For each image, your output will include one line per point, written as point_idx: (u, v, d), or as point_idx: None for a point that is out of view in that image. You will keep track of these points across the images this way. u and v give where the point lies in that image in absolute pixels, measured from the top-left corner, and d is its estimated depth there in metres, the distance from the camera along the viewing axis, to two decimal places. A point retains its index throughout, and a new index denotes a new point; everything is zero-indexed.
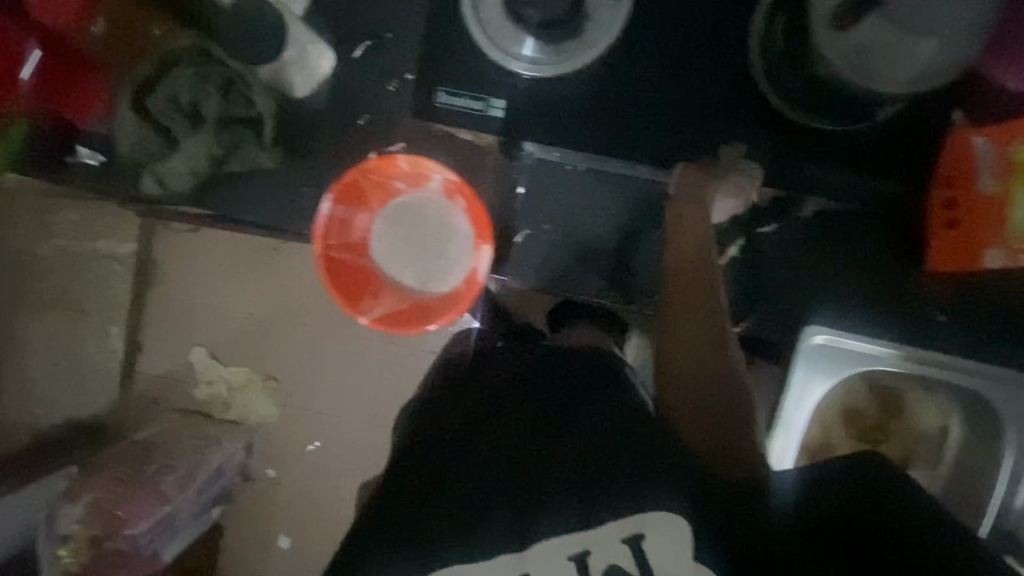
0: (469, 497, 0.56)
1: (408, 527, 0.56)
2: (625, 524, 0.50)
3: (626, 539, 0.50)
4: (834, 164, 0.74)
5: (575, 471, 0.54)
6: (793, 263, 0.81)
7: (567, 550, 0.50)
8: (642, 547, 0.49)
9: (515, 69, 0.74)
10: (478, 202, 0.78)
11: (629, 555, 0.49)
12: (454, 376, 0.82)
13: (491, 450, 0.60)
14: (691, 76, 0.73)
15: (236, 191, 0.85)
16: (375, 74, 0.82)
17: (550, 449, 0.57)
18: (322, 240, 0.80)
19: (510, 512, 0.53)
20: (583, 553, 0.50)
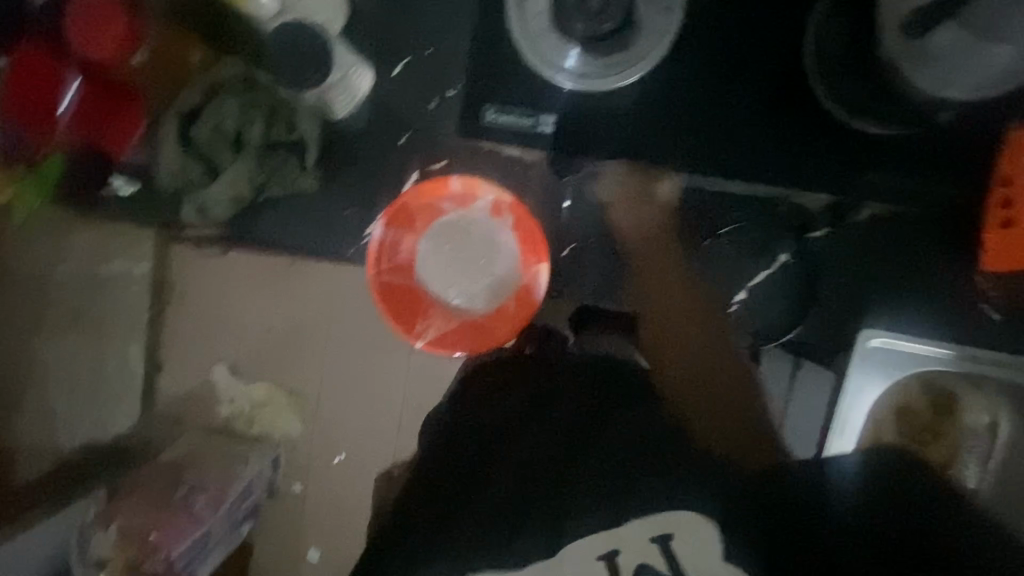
0: (507, 511, 0.63)
1: (452, 545, 0.62)
2: (653, 524, 0.58)
3: (656, 537, 0.57)
4: (893, 168, 0.73)
5: (598, 481, 0.62)
6: (846, 266, 0.80)
7: (600, 549, 0.57)
8: (670, 545, 0.56)
9: (560, 83, 0.73)
10: (531, 220, 0.78)
11: (660, 553, 0.56)
12: (466, 388, 0.89)
13: (519, 469, 0.67)
14: (742, 83, 0.72)
15: (272, 215, 0.84)
16: (415, 91, 0.80)
17: (577, 462, 0.65)
18: (373, 264, 0.80)
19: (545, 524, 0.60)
20: (614, 551, 0.57)
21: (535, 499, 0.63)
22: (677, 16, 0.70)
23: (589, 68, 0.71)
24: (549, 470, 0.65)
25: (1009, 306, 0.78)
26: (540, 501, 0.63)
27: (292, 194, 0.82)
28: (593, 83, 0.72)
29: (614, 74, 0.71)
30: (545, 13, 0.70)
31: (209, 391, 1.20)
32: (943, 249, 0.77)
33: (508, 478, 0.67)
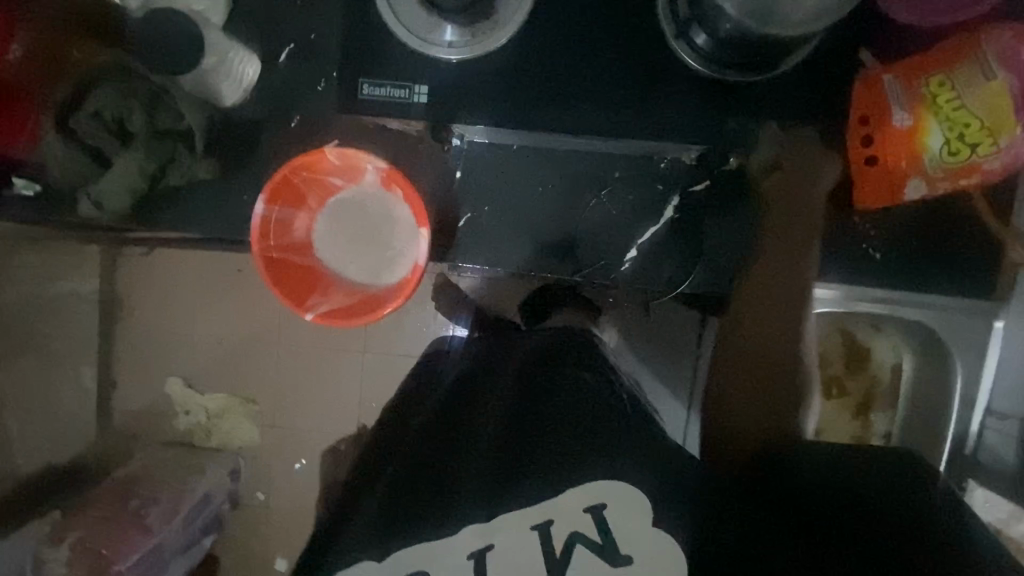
0: (431, 491, 0.61)
1: (412, 533, 0.57)
2: (587, 494, 0.56)
3: (588, 509, 0.55)
4: (761, 113, 0.75)
5: (519, 460, 0.60)
6: (735, 214, 0.80)
7: (533, 520, 0.55)
8: (604, 515, 0.54)
9: (437, 55, 0.76)
10: (411, 188, 0.77)
11: (590, 522, 0.54)
12: (432, 380, 0.90)
13: (481, 441, 0.64)
14: (606, 44, 0.75)
15: (177, 206, 0.84)
16: (301, 75, 0.83)
17: (502, 441, 0.63)
18: (261, 240, 0.79)
19: (491, 488, 0.58)
20: (548, 522, 0.55)
21: (460, 478, 0.60)
22: None
23: (456, 37, 0.74)
24: (475, 446, 0.64)
25: (884, 240, 0.83)
26: (467, 483, 0.59)
27: (192, 184, 0.83)
28: (463, 53, 0.75)
29: (485, 40, 0.75)
30: None
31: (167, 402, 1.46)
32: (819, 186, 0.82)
33: (437, 462, 0.64)
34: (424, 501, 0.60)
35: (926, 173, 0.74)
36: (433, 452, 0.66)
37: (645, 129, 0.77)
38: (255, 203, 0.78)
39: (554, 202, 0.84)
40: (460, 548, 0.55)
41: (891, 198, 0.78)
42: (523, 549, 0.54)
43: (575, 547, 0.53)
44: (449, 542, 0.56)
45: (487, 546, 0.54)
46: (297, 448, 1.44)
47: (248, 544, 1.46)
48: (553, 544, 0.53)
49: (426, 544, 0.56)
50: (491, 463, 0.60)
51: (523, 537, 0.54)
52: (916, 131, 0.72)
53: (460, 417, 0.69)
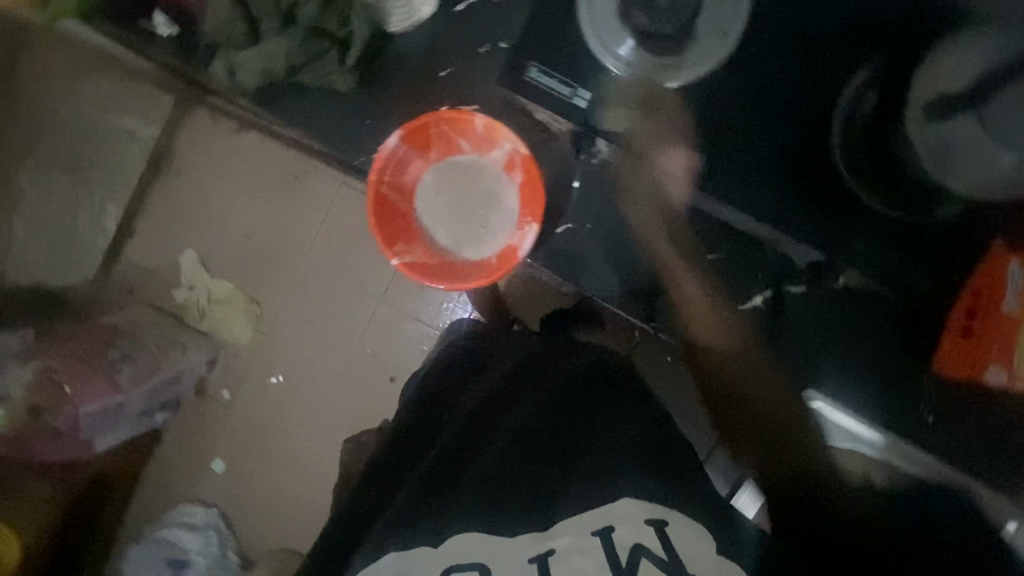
0: (479, 486, 0.65)
1: (463, 516, 0.62)
2: (647, 508, 0.59)
3: (651, 521, 0.58)
4: (879, 244, 0.77)
5: (568, 457, 0.66)
6: (803, 327, 0.85)
7: (594, 526, 0.58)
8: (665, 530, 0.58)
9: (608, 66, 0.77)
10: (539, 179, 0.79)
11: (653, 537, 0.57)
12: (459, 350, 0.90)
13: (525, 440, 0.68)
14: (768, 123, 0.77)
15: (299, 99, 0.85)
16: (471, 31, 0.82)
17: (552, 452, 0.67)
18: (379, 172, 0.78)
19: (545, 487, 0.63)
20: (608, 528, 0.58)
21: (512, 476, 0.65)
22: (732, 43, 0.74)
23: (626, 54, 0.75)
24: (521, 454, 0.67)
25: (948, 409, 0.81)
26: (522, 481, 0.64)
27: (324, 89, 0.84)
28: (617, 69, 0.76)
29: (659, 73, 0.76)
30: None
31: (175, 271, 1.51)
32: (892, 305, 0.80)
33: (481, 464, 0.68)
34: (478, 493, 0.64)
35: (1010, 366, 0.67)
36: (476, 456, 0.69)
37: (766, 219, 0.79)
38: (389, 135, 0.78)
39: (653, 247, 0.85)
40: (524, 548, 0.58)
41: (974, 371, 0.73)
42: (587, 553, 0.56)
43: (641, 558, 0.55)
44: (513, 540, 0.59)
45: (550, 551, 0.57)
46: (278, 362, 1.52)
47: (196, 430, 1.55)
48: (618, 553, 0.55)
49: (482, 535, 0.60)
50: (539, 465, 0.65)
51: (587, 543, 0.57)
52: (1014, 321, 0.66)
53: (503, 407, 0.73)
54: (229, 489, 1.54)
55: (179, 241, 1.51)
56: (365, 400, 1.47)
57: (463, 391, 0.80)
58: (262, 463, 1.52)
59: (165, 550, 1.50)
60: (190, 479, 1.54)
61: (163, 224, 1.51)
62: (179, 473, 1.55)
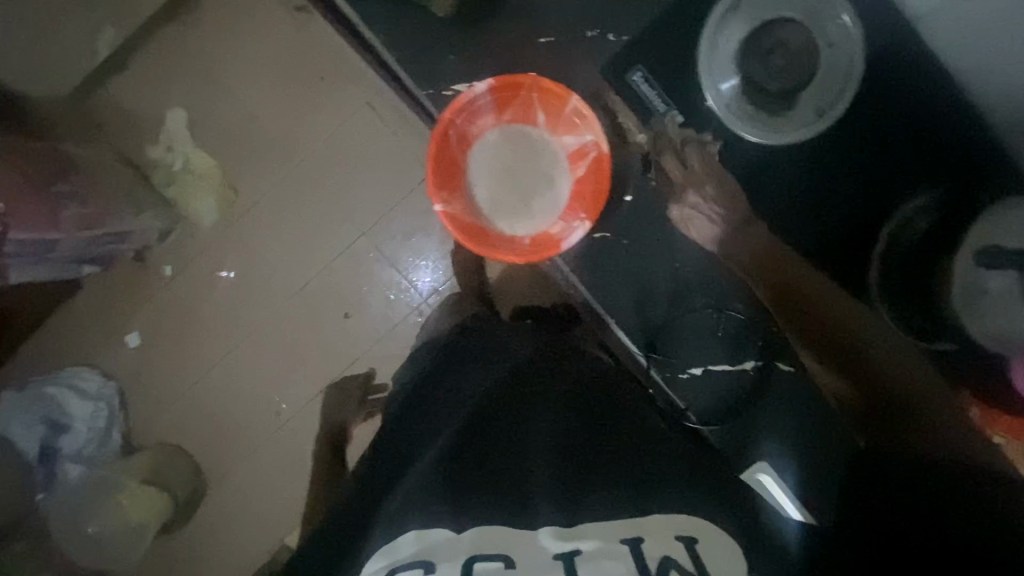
0: (491, 471, 0.68)
1: (485, 502, 0.64)
2: (680, 526, 0.59)
3: (683, 537, 0.58)
4: None
5: (578, 450, 0.69)
6: (780, 413, 0.87)
7: (623, 534, 0.58)
8: (695, 547, 0.57)
9: (707, 95, 0.79)
10: (603, 176, 0.80)
11: (683, 552, 0.56)
12: (477, 338, 0.91)
13: (539, 436, 0.72)
14: (819, 208, 0.83)
15: (380, 5, 0.82)
16: (585, 11, 0.81)
17: (559, 445, 0.70)
18: (455, 111, 0.78)
19: (562, 485, 0.65)
20: (638, 539, 0.58)
21: (525, 464, 0.68)
22: (828, 122, 0.76)
23: (726, 92, 0.78)
24: (525, 443, 0.71)
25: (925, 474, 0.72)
26: (541, 474, 0.66)
27: (419, 7, 0.81)
28: (714, 101, 0.79)
29: (743, 121, 0.78)
30: (736, 40, 0.78)
31: (156, 125, 1.40)
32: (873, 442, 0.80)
33: (485, 448, 0.71)
34: (501, 489, 0.65)
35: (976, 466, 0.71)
36: (478, 441, 0.72)
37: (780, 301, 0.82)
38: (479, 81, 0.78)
39: (673, 280, 0.87)
40: (548, 548, 0.58)
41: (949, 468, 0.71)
42: (618, 559, 0.55)
43: (670, 569, 0.54)
44: (531, 536, 0.60)
45: (575, 551, 0.57)
46: (227, 257, 1.41)
47: (116, 297, 1.43)
48: (648, 562, 0.55)
49: (504, 529, 0.61)
50: (558, 464, 0.68)
51: (614, 545, 0.57)
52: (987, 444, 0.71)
53: (514, 403, 0.77)
54: (134, 367, 1.43)
55: (176, 97, 1.39)
56: (314, 327, 1.41)
57: (480, 375, 0.83)
58: (178, 355, 1.43)
59: (46, 410, 1.34)
60: (92, 344, 1.42)
61: (166, 74, 1.39)
62: (85, 333, 1.43)
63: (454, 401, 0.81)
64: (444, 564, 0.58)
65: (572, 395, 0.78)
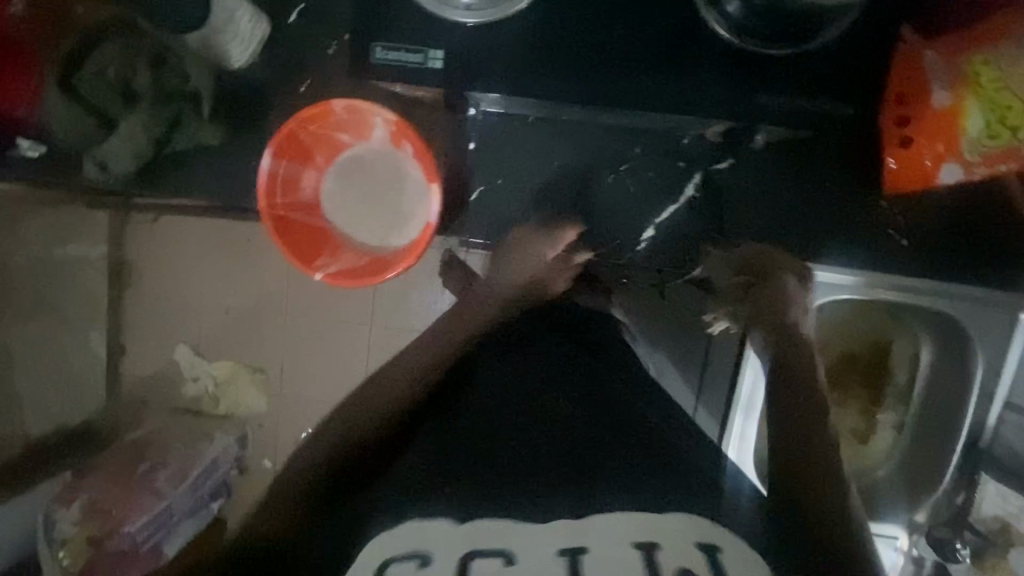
0: (500, 478, 0.59)
1: (502, 510, 0.54)
2: (697, 532, 0.48)
3: (701, 546, 0.46)
4: (799, 90, 0.71)
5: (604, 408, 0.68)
6: (746, 198, 0.82)
7: (636, 537, 0.47)
8: (718, 558, 0.45)
9: (454, 18, 0.71)
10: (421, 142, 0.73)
11: (701, 557, 0.45)
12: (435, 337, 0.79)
13: (541, 407, 0.67)
14: (637, 8, 0.71)
15: (182, 173, 0.83)
16: (311, 40, 0.80)
17: (575, 419, 0.65)
18: (267, 199, 0.75)
19: (578, 489, 0.56)
20: (654, 545, 0.46)
21: (533, 460, 0.61)
22: None
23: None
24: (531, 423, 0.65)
25: (912, 218, 0.81)
26: (553, 473, 0.58)
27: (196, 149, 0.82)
28: (463, 16, 0.71)
29: (504, 5, 0.71)
30: None
31: None
32: (846, 155, 0.80)
33: (496, 430, 0.65)
34: (506, 482, 0.58)
35: (963, 155, 0.71)
36: (472, 438, 0.64)
37: (686, 119, 0.75)
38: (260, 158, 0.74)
39: (568, 173, 0.83)
40: (553, 542, 0.47)
41: (923, 178, 0.74)
42: (623, 563, 0.44)
43: None
44: (536, 537, 0.48)
45: (582, 547, 0.46)
46: None
47: None
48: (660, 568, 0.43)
49: (515, 527, 0.50)
50: (563, 436, 0.64)
51: (623, 554, 0.45)
52: (954, 107, 0.69)
53: (520, 379, 0.70)
54: None
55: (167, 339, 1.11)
56: None
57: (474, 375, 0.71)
58: None
59: None
60: None
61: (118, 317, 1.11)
62: None
63: (462, 393, 0.69)
64: (445, 552, 0.47)
65: (564, 350, 0.74)
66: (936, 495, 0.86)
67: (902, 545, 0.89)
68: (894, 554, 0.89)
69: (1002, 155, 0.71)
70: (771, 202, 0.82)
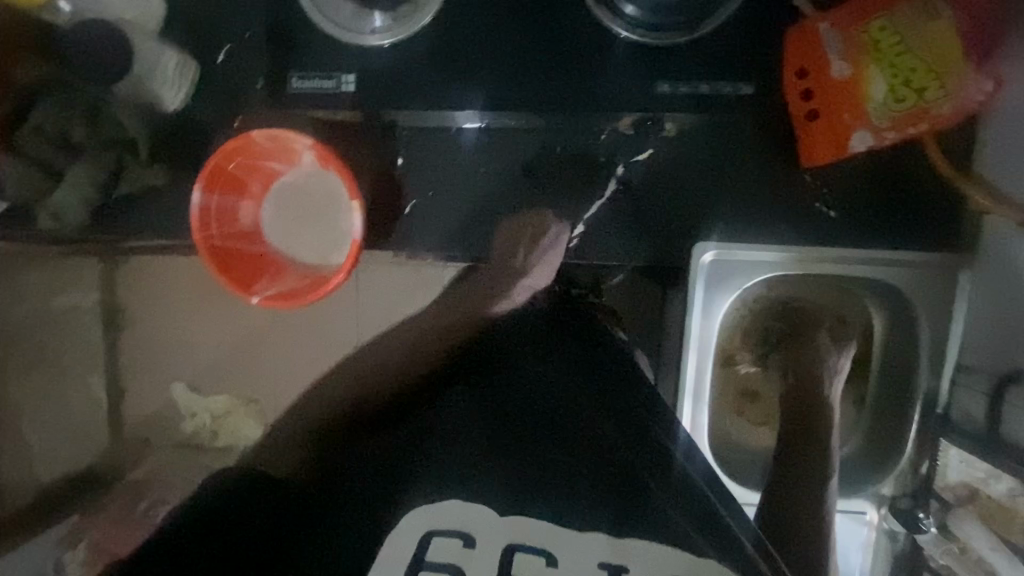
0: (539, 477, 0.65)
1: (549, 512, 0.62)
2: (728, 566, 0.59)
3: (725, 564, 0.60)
4: (702, 74, 0.72)
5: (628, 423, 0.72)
6: (670, 181, 0.85)
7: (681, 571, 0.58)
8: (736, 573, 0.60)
9: (370, 42, 0.74)
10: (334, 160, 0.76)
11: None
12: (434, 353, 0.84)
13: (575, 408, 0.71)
14: (535, 14, 0.74)
15: (137, 212, 0.90)
16: (235, 78, 0.85)
17: (602, 438, 0.69)
18: (202, 231, 0.78)
19: (618, 510, 0.63)
20: None
21: (569, 460, 0.67)
22: None
23: (378, 20, 0.74)
24: (544, 421, 0.70)
25: (833, 187, 0.83)
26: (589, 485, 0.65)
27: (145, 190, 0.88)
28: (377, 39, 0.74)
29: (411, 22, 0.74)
30: None
31: None
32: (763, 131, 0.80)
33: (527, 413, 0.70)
34: (546, 476, 0.65)
35: (872, 123, 0.71)
36: (523, 418, 0.70)
37: (596, 115, 0.77)
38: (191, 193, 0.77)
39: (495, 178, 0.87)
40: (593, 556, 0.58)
41: (839, 149, 0.76)
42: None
43: None
44: (569, 534, 0.60)
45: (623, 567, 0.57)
46: None
47: None
48: None
49: (552, 528, 0.60)
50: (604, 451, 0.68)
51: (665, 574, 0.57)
52: (854, 77, 0.70)
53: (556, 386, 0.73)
54: None
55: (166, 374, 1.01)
56: None
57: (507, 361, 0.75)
58: None
59: None
60: None
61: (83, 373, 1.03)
62: None
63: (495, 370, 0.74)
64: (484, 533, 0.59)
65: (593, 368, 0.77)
66: (900, 466, 0.86)
67: (870, 519, 0.88)
68: (864, 528, 0.88)
69: (912, 119, 0.71)
70: (694, 186, 0.85)
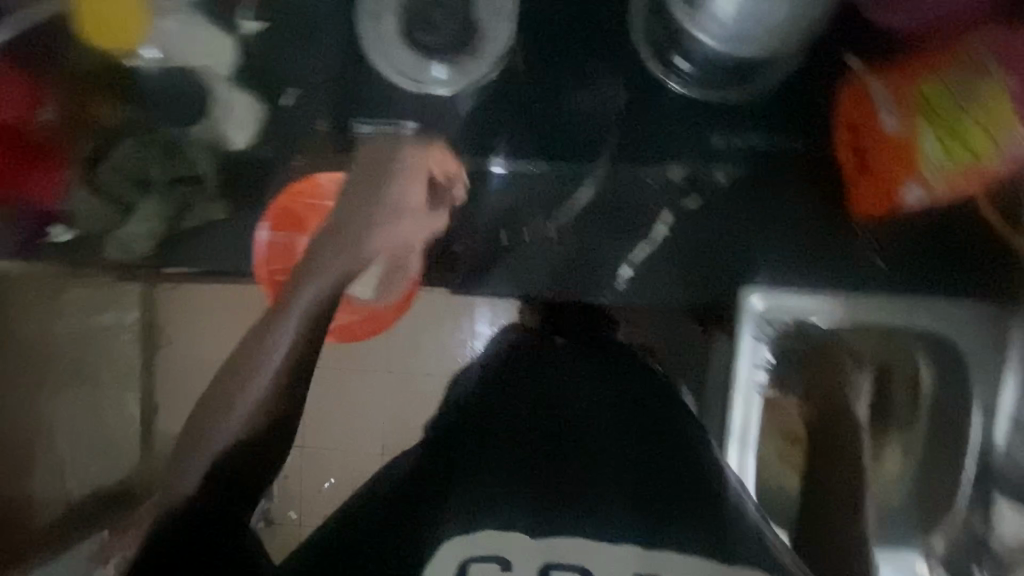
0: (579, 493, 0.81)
1: (589, 522, 0.79)
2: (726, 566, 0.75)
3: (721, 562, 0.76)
4: (744, 128, 0.81)
5: (654, 445, 0.85)
6: (718, 226, 0.86)
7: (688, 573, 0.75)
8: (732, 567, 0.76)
9: (431, 91, 0.81)
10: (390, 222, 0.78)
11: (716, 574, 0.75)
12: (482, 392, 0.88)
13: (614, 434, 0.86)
14: (594, 70, 0.80)
15: (189, 246, 0.87)
16: (296, 121, 0.85)
17: (642, 466, 0.84)
18: (265, 266, 0.86)
19: (650, 512, 0.80)
20: None
21: (610, 471, 0.83)
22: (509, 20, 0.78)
23: (439, 71, 0.80)
24: (590, 445, 0.85)
25: (888, 237, 0.84)
26: (624, 487, 0.82)
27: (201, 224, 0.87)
28: (439, 88, 0.81)
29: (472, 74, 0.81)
30: (400, 42, 0.80)
31: None
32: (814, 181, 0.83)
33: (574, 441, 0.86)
34: (590, 474, 0.83)
35: (925, 178, 0.74)
36: (567, 437, 0.86)
37: (652, 163, 0.83)
38: (260, 230, 0.87)
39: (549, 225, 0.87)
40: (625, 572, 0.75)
41: (889, 200, 0.79)
42: None
43: None
44: (599, 549, 0.77)
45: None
46: None
47: None
48: None
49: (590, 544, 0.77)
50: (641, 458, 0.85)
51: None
52: (907, 133, 0.73)
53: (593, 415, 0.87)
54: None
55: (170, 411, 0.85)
56: None
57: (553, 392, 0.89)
58: None
59: None
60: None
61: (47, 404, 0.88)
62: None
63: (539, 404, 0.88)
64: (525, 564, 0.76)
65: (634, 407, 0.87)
66: (954, 520, 0.84)
67: None
68: None
69: (966, 174, 0.72)
70: (743, 232, 0.86)
